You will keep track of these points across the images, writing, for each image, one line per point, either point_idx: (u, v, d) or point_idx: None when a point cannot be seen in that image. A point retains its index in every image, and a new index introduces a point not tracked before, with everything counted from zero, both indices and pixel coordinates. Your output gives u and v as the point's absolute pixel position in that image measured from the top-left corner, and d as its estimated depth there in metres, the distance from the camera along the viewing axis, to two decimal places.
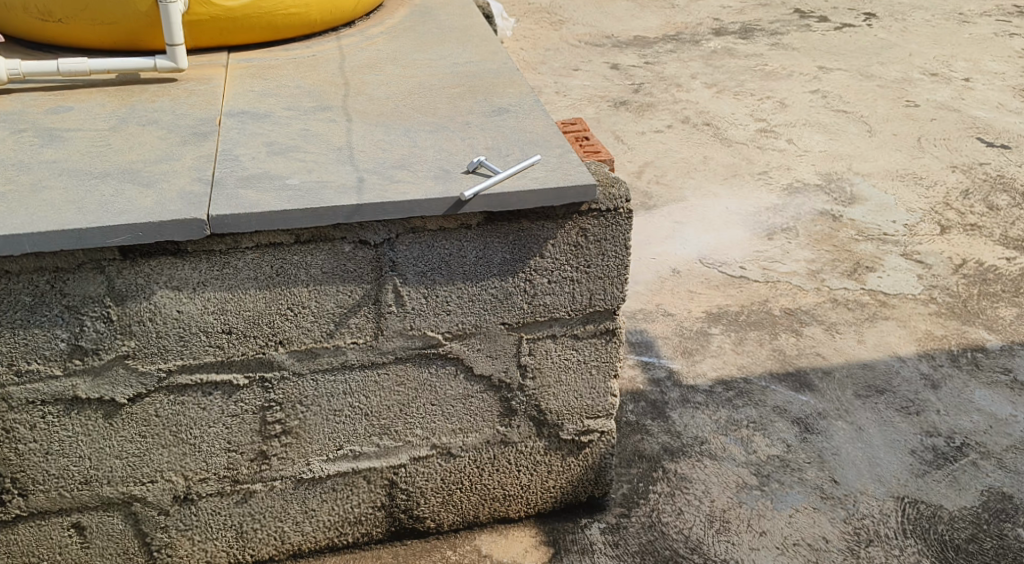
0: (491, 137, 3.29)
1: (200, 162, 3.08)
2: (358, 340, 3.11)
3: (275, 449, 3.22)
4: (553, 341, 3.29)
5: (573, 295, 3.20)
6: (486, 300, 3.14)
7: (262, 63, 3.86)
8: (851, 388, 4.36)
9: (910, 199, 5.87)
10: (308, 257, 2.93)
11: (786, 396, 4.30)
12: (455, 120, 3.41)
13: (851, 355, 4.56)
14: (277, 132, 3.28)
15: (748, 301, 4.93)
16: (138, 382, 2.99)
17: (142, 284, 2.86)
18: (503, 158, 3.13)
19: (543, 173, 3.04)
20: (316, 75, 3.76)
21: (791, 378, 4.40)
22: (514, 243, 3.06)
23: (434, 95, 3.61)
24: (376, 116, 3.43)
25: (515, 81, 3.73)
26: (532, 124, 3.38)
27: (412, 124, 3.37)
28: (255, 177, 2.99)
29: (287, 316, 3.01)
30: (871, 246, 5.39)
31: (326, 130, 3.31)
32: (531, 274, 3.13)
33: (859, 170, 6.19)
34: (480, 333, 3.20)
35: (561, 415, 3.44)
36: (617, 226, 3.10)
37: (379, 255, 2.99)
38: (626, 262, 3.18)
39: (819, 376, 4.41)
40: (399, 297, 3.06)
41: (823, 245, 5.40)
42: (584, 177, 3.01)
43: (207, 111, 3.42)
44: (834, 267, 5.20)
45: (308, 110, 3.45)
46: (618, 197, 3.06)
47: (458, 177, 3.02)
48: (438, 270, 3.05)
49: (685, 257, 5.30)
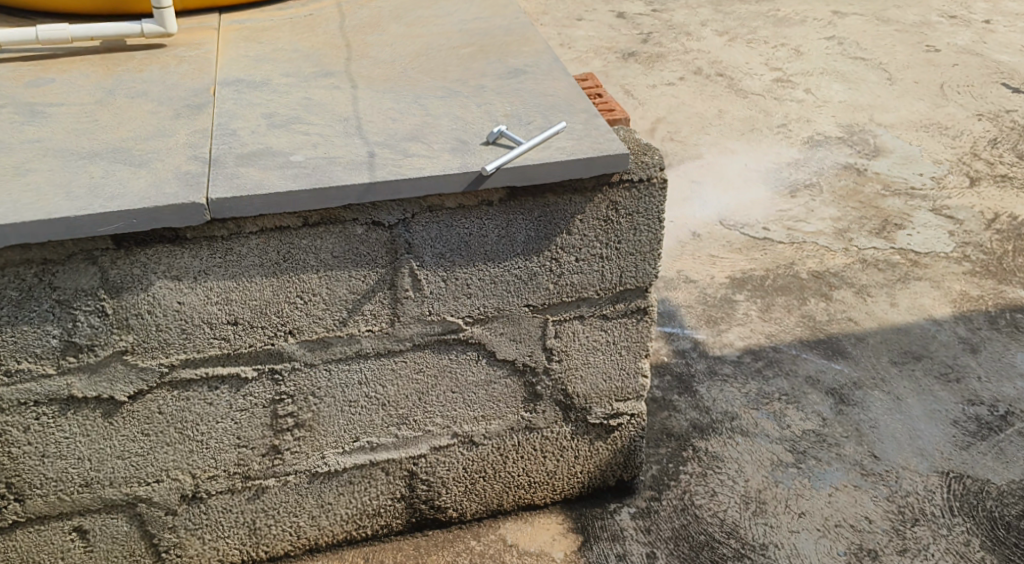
0: (509, 101, 3.03)
1: (195, 137, 2.83)
2: (373, 327, 2.91)
3: (287, 443, 3.03)
4: (581, 323, 3.08)
5: (603, 273, 2.99)
6: (509, 282, 2.93)
7: (256, 25, 3.59)
8: (887, 355, 4.15)
9: (937, 150, 5.63)
10: (317, 241, 2.70)
11: (819, 365, 4.09)
12: (469, 81, 3.15)
13: (885, 318, 4.35)
14: (276, 102, 3.02)
15: (773, 265, 4.72)
16: (139, 378, 2.78)
17: (139, 275, 2.62)
18: (524, 125, 2.89)
19: (569, 142, 2.79)
20: (315, 36, 3.49)
21: (823, 345, 4.20)
22: (539, 220, 2.84)
23: (443, 55, 3.34)
24: (383, 81, 3.17)
25: (530, 38, 3.46)
26: (552, 84, 3.13)
27: (422, 88, 3.11)
28: (255, 153, 2.74)
29: (297, 304, 2.80)
30: (899, 201, 5.16)
31: (329, 98, 3.06)
32: (557, 253, 2.91)
33: (881, 121, 5.94)
34: (503, 316, 3.00)
35: (589, 398, 3.25)
36: (650, 197, 2.87)
37: (394, 237, 2.76)
38: (659, 236, 2.95)
39: (852, 343, 4.21)
40: (416, 281, 2.85)
41: (849, 202, 5.17)
42: (614, 144, 2.77)
43: (200, 80, 3.17)
44: (861, 225, 4.98)
45: (309, 77, 3.19)
46: (651, 166, 2.83)
47: (478, 148, 2.78)
48: (458, 251, 2.83)
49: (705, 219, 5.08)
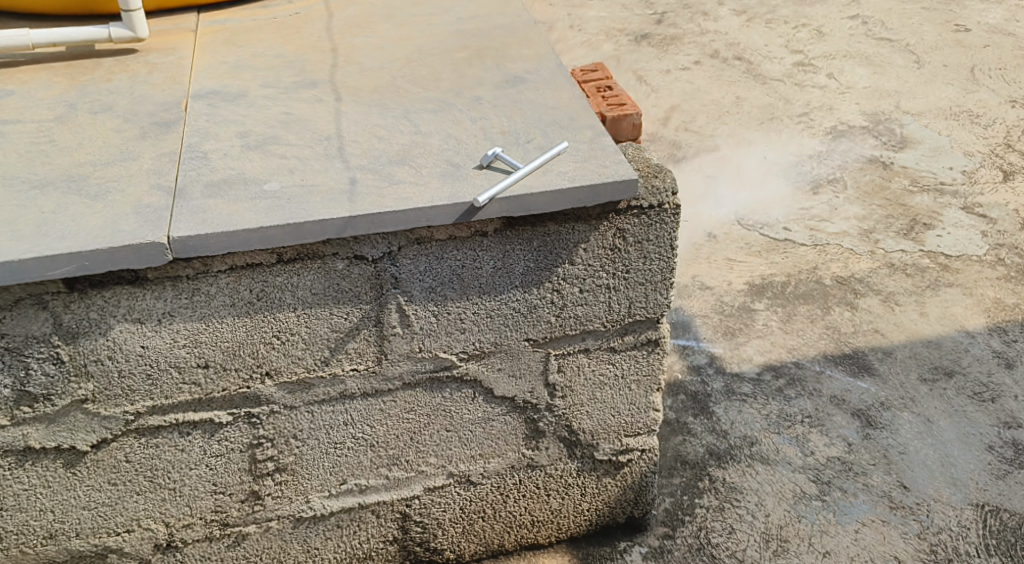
0: (507, 115, 2.76)
1: (160, 161, 2.56)
2: (358, 366, 2.65)
3: (268, 488, 2.79)
4: (587, 356, 2.82)
5: (610, 304, 2.72)
6: (507, 316, 2.67)
7: (237, 26, 3.31)
8: (916, 371, 3.90)
9: (967, 141, 5.34)
10: (294, 278, 2.45)
11: (843, 384, 3.86)
12: (464, 91, 2.87)
13: (914, 330, 4.11)
14: (252, 119, 2.75)
15: (795, 269, 4.49)
16: (102, 426, 2.54)
17: (96, 319, 2.38)
18: (522, 146, 2.62)
19: (571, 167, 2.52)
20: (300, 39, 3.22)
21: (848, 360, 3.97)
22: (539, 250, 2.57)
23: (437, 60, 3.06)
24: (371, 93, 2.89)
25: (532, 38, 3.17)
26: (554, 94, 2.85)
27: (413, 101, 2.84)
28: (226, 181, 2.48)
29: (274, 345, 2.54)
30: (927, 199, 4.89)
31: (311, 113, 2.79)
32: (559, 284, 2.65)
33: (908, 109, 5.64)
34: (501, 351, 2.74)
35: (596, 435, 3.00)
36: (661, 223, 2.60)
37: (380, 271, 2.50)
38: (672, 264, 2.69)
39: (880, 358, 3.98)
40: (404, 317, 2.59)
41: (874, 200, 4.91)
42: (621, 169, 2.50)
43: (171, 92, 2.90)
44: (888, 225, 4.72)
45: (290, 88, 2.92)
46: (663, 190, 2.56)
47: (471, 173, 2.51)
48: (450, 285, 2.57)
49: (722, 220, 4.83)
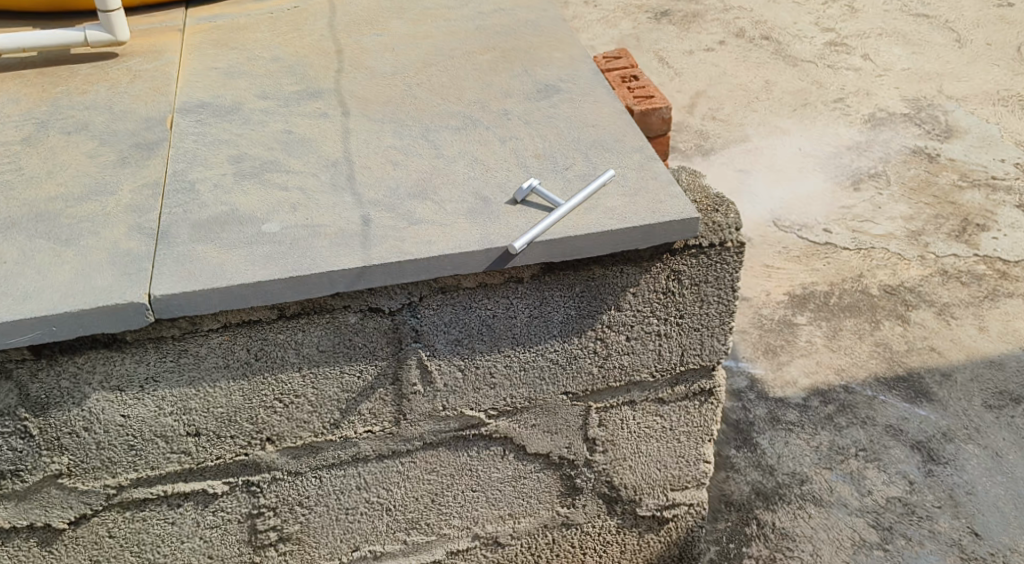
0: (540, 134, 2.39)
1: (140, 195, 2.19)
2: (373, 427, 2.31)
3: (271, 559, 2.43)
4: (631, 409, 2.49)
5: (660, 353, 2.38)
6: (543, 368, 2.32)
7: (229, 23, 2.92)
8: (980, 397, 3.64)
9: (1018, 129, 5.01)
10: (299, 335, 2.10)
11: (900, 411, 3.58)
12: (490, 104, 2.50)
13: (974, 348, 3.84)
14: (247, 138, 2.38)
15: (839, 277, 4.16)
16: (80, 502, 2.19)
17: (69, 388, 2.03)
18: (561, 174, 2.26)
19: (620, 202, 2.16)
20: (299, 39, 2.83)
21: (904, 385, 3.69)
22: (582, 295, 2.22)
23: (456, 64, 2.68)
24: (383, 105, 2.51)
25: (562, 38, 2.80)
26: (593, 108, 2.48)
27: (431, 116, 2.46)
28: (217, 220, 2.11)
29: (275, 408, 2.19)
30: (978, 195, 4.60)
31: (315, 132, 2.41)
32: (604, 332, 2.30)
33: (952, 94, 5.28)
34: (535, 406, 2.40)
35: (639, 490, 2.66)
36: (722, 264, 2.26)
37: (398, 324, 2.15)
38: (732, 308, 2.35)
39: (938, 381, 3.71)
40: (426, 373, 2.25)
41: (921, 197, 4.59)
42: (678, 206, 2.14)
43: (155, 105, 2.52)
44: (938, 225, 4.43)
45: (290, 99, 2.54)
46: (726, 227, 2.21)
47: (504, 209, 2.15)
48: (479, 336, 2.22)
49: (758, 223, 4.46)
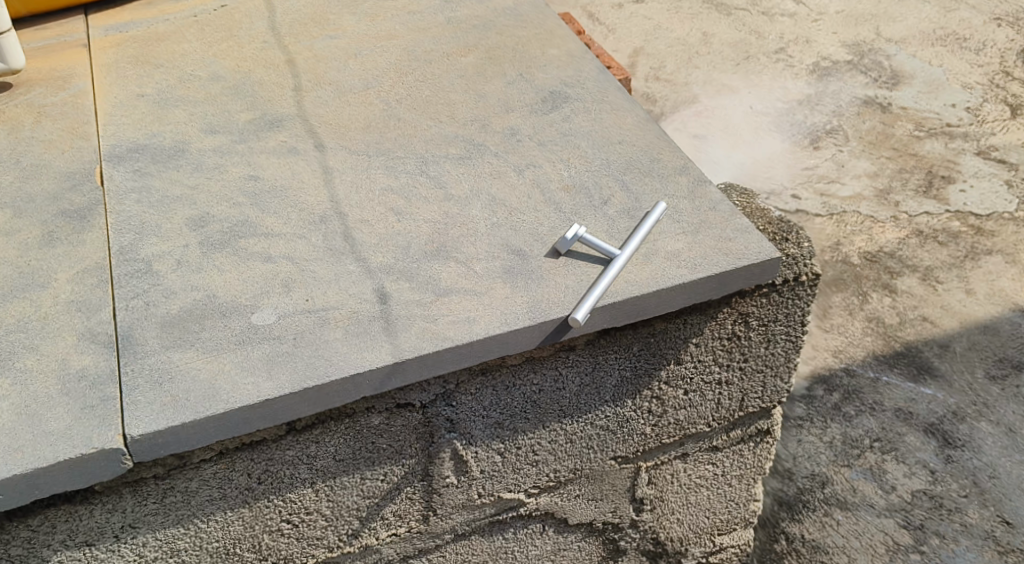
0: (560, 158, 2.02)
1: (81, 285, 1.71)
2: (398, 530, 1.87)
3: None
4: (683, 461, 2.15)
5: (719, 401, 2.06)
6: (592, 437, 1.96)
7: (144, 32, 2.41)
8: (982, 365, 3.23)
9: (962, 70, 4.57)
10: (311, 448, 1.67)
11: (906, 391, 3.16)
12: (491, 122, 2.11)
13: (966, 314, 3.44)
14: (204, 191, 1.91)
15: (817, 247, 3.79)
16: None
17: (23, 556, 1.57)
18: (602, 211, 1.89)
19: (682, 245, 1.80)
20: (237, 49, 2.34)
21: (905, 361, 3.27)
22: (640, 354, 1.87)
23: (436, 71, 2.27)
24: (363, 132, 2.09)
25: (552, 29, 2.41)
26: (613, 119, 2.11)
27: (425, 142, 2.06)
28: (192, 313, 1.64)
29: (282, 532, 1.75)
30: (936, 144, 4.19)
31: (289, 174, 1.96)
32: (661, 389, 1.96)
33: (891, 35, 4.77)
34: (581, 476, 2.03)
35: (686, 541, 2.30)
36: (793, 302, 1.95)
37: (431, 417, 1.75)
38: (799, 345, 2.04)
39: (937, 353, 3.29)
40: (460, 464, 1.84)
41: (882, 151, 4.16)
42: (752, 244, 1.80)
43: (77, 151, 2.02)
44: (905, 180, 4.01)
45: (246, 131, 2.07)
46: (801, 260, 1.90)
47: (546, 265, 1.77)
48: (522, 415, 1.83)
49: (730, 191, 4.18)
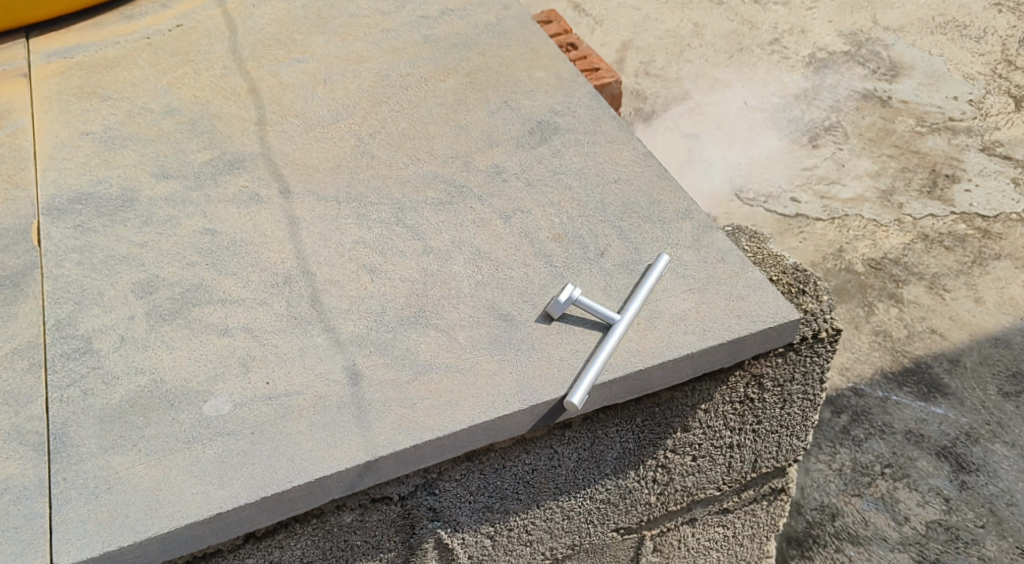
0: (552, 201, 1.81)
1: (11, 370, 1.51)
2: None
3: None
4: (690, 526, 1.97)
5: (729, 464, 1.88)
6: (591, 511, 1.77)
7: (91, 57, 2.19)
8: (996, 381, 2.74)
9: (964, 60, 3.88)
10: (276, 552, 1.48)
11: (917, 411, 2.68)
12: (475, 159, 1.91)
13: (977, 328, 2.91)
14: (153, 250, 1.70)
15: (818, 255, 3.18)
16: None
17: None
18: (598, 264, 1.69)
19: (689, 306, 1.61)
20: (193, 77, 2.12)
21: (915, 379, 2.77)
22: (644, 425, 1.68)
23: (413, 98, 2.07)
24: (332, 174, 1.88)
25: (539, 48, 2.19)
26: (607, 153, 1.91)
27: (401, 185, 1.85)
28: (138, 405, 1.44)
29: None
30: (939, 139, 3.54)
31: (248, 227, 1.76)
32: (667, 458, 1.78)
33: (889, 23, 4.06)
34: (580, 552, 1.84)
35: None
36: (811, 360, 1.76)
37: (410, 507, 1.56)
38: (817, 403, 1.86)
39: (948, 370, 2.79)
40: (445, 552, 1.65)
41: (882, 148, 3.52)
42: (767, 303, 1.61)
43: (11, 204, 1.82)
44: (906, 179, 3.39)
45: (203, 175, 1.86)
46: (821, 315, 1.72)
47: (539, 333, 1.57)
48: (513, 496, 1.65)
49: (748, 213, 3.34)
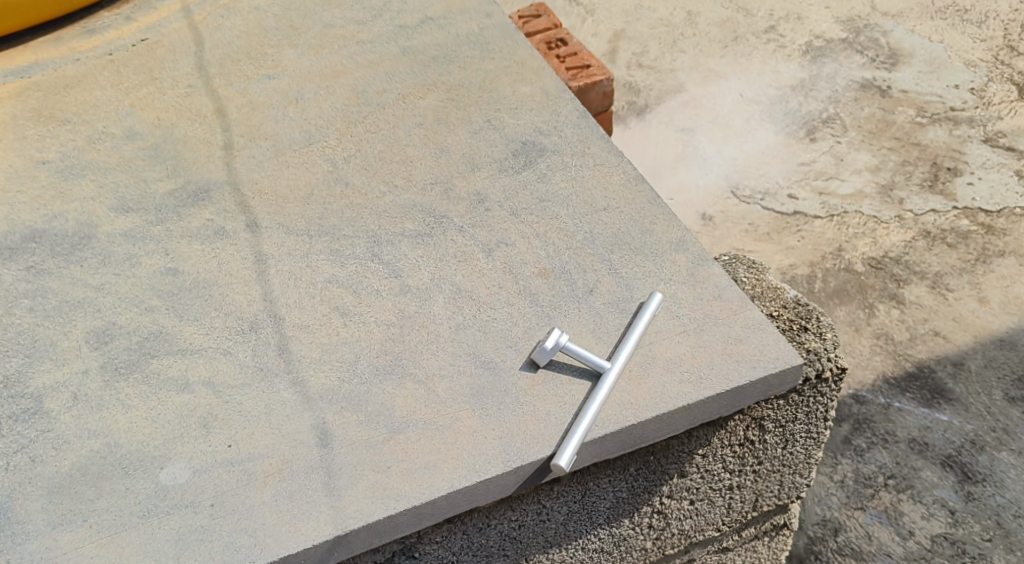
0: (537, 232, 1.69)
1: None
2: None
3: None
4: None
5: (729, 506, 1.77)
6: None
7: (50, 76, 2.07)
8: (999, 382, 2.41)
9: (964, 47, 3.30)
10: None
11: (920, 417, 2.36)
12: (455, 185, 1.79)
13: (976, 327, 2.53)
14: (110, 294, 1.60)
15: (816, 255, 2.73)
16: None
17: None
18: (587, 303, 1.58)
19: (684, 349, 1.51)
20: (157, 97, 2.00)
21: (913, 383, 2.43)
22: (637, 474, 1.58)
23: (390, 118, 1.93)
24: (303, 205, 1.75)
25: (524, 59, 2.05)
26: (596, 177, 1.78)
27: (377, 215, 1.73)
28: (90, 473, 1.37)
29: None
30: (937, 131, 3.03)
31: (211, 266, 1.64)
32: (664, 504, 1.67)
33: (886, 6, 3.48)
34: None
35: None
36: (814, 399, 1.66)
37: None
38: (821, 441, 1.75)
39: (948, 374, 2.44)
40: None
41: (882, 141, 3.01)
42: (768, 347, 1.50)
43: None
44: (908, 174, 2.91)
45: (165, 208, 1.75)
46: (825, 354, 1.62)
47: (523, 383, 1.46)
48: (499, 553, 1.55)
49: (743, 212, 2.86)
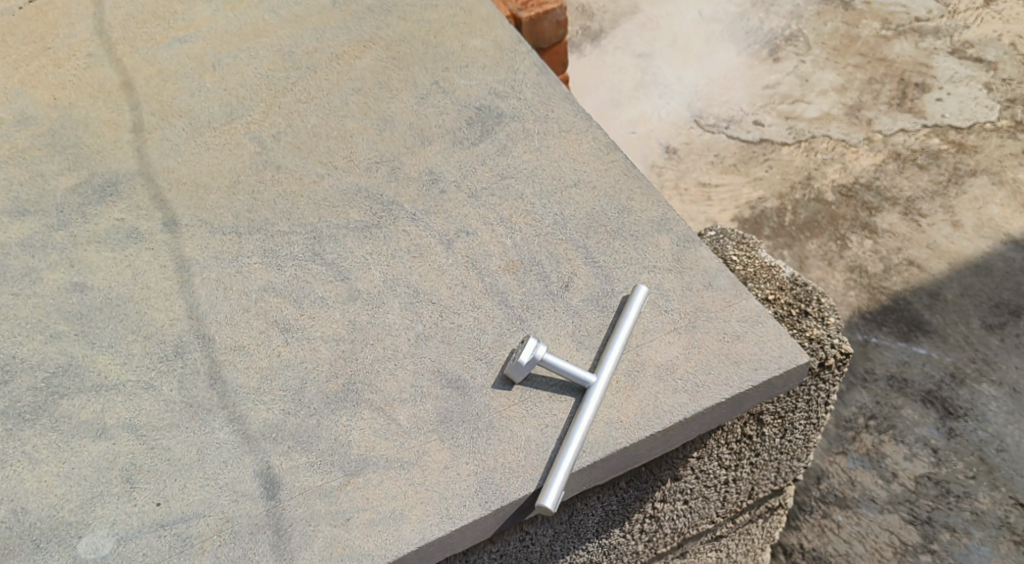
0: (500, 215, 1.48)
1: None
2: None
3: None
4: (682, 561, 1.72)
5: (725, 498, 1.61)
6: None
7: None
8: (978, 313, 2.20)
9: None
10: None
11: (900, 353, 2.15)
12: (403, 162, 1.56)
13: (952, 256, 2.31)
14: (11, 320, 1.39)
15: (786, 186, 2.48)
16: None
17: None
18: (562, 300, 1.39)
19: (677, 352, 1.32)
20: (51, 70, 1.73)
21: (890, 320, 2.22)
22: (628, 485, 1.43)
23: (324, 84, 1.69)
24: (228, 197, 1.52)
25: (472, 7, 1.81)
26: (563, 147, 1.57)
27: (317, 204, 1.51)
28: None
29: None
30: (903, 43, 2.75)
31: (129, 280, 1.43)
32: (657, 508, 1.50)
33: None
34: None
35: None
36: (816, 387, 1.50)
37: None
38: (822, 425, 1.60)
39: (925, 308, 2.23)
40: None
41: (846, 57, 2.74)
42: (769, 344, 1.33)
43: None
44: (873, 91, 2.65)
45: (67, 208, 1.51)
46: (828, 341, 1.46)
47: (500, 406, 1.28)
48: None
49: (707, 144, 2.60)
